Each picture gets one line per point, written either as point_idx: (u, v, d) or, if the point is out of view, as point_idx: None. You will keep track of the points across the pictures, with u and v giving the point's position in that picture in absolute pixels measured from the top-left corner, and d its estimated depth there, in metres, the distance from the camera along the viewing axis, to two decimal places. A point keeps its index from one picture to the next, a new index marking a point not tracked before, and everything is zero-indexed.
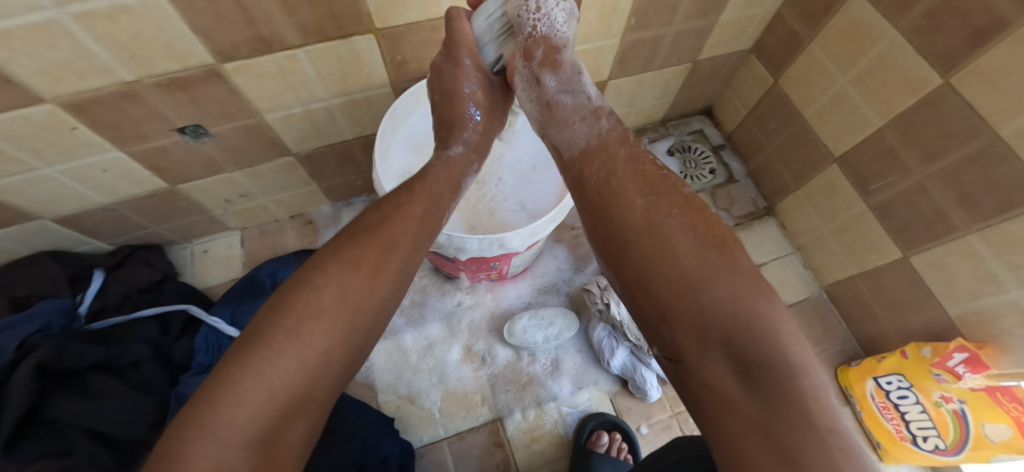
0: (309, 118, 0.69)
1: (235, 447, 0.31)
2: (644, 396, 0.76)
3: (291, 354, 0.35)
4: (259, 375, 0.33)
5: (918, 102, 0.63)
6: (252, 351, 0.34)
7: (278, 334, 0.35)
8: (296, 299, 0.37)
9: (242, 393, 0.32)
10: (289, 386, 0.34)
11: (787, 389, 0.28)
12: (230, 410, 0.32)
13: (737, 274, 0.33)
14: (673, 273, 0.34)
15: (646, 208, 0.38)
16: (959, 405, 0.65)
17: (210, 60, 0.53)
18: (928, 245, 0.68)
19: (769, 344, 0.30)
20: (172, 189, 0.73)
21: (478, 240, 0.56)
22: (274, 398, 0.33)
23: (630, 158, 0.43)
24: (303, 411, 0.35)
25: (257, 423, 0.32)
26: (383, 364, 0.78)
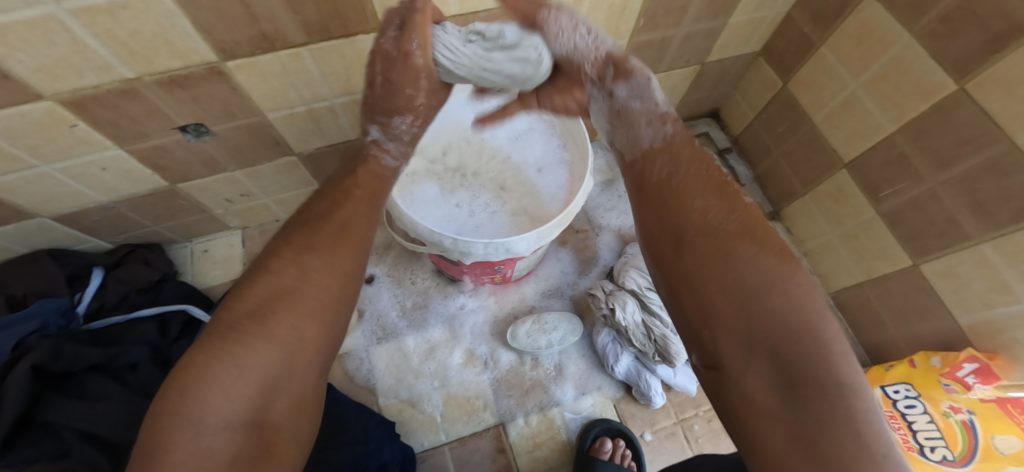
0: (311, 117, 0.68)
1: (217, 433, 0.29)
2: (648, 402, 0.75)
3: (262, 335, 0.33)
4: (237, 359, 0.31)
5: (932, 108, 0.62)
6: (220, 334, 0.32)
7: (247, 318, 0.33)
8: (269, 287, 0.35)
9: (216, 375, 0.30)
10: (270, 367, 0.32)
11: (835, 409, 0.27)
12: (208, 395, 0.30)
13: (796, 284, 0.32)
14: (723, 277, 0.34)
15: (704, 212, 0.38)
16: (968, 416, 0.63)
17: (212, 58, 0.52)
18: (939, 252, 0.67)
19: (820, 356, 0.29)
20: (172, 188, 0.72)
21: (484, 244, 0.55)
22: (253, 380, 0.32)
23: (692, 165, 0.43)
24: (289, 389, 0.33)
25: (236, 404, 0.31)
26: (384, 367, 0.77)
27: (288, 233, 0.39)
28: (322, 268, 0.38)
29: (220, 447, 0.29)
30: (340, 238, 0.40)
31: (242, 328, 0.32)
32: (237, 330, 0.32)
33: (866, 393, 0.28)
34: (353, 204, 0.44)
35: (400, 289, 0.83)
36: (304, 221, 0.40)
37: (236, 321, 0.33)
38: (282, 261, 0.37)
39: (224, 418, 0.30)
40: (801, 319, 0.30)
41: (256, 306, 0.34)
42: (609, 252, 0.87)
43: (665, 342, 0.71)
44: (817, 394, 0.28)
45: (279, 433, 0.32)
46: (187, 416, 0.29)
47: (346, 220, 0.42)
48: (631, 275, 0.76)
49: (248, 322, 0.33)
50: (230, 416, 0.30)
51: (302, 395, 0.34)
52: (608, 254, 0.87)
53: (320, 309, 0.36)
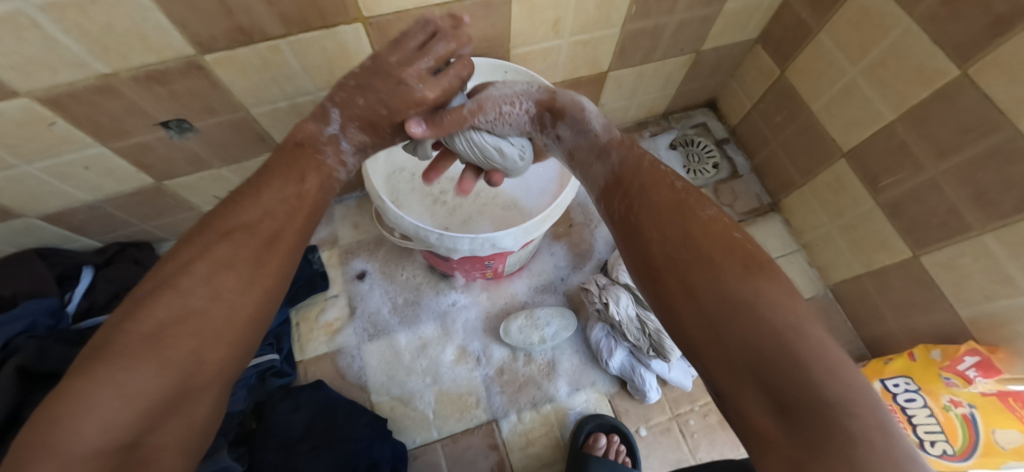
0: (296, 112, 0.67)
1: (87, 460, 0.27)
2: (643, 398, 0.74)
3: (150, 358, 0.31)
4: (115, 381, 0.29)
5: (932, 95, 0.60)
6: (99, 358, 0.29)
7: (132, 340, 0.31)
8: (160, 304, 0.33)
9: (90, 401, 0.28)
10: (158, 387, 0.30)
11: (829, 430, 0.26)
12: (81, 423, 0.27)
13: (763, 297, 0.32)
14: (694, 304, 0.34)
15: (664, 237, 0.38)
16: (969, 410, 0.62)
17: (190, 53, 0.51)
18: (940, 244, 0.65)
19: (801, 374, 0.28)
20: (158, 186, 0.71)
21: (470, 240, 0.53)
22: (137, 404, 0.29)
23: (652, 182, 0.43)
24: (178, 412, 0.32)
25: (111, 431, 0.28)
26: (376, 364, 0.76)
27: (203, 243, 0.37)
28: (240, 288, 0.37)
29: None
30: (267, 252, 0.39)
31: (130, 351, 0.30)
32: (123, 352, 0.30)
33: (860, 406, 0.27)
34: (287, 217, 0.43)
35: (390, 285, 0.82)
36: (225, 231, 0.38)
37: (124, 344, 0.30)
38: (196, 277, 0.35)
39: (95, 443, 0.27)
40: (776, 337, 0.30)
41: (154, 329, 0.32)
42: (604, 246, 0.86)
43: (659, 336, 0.70)
44: (810, 416, 0.27)
45: (161, 455, 0.30)
46: (51, 443, 0.26)
47: (269, 231, 0.41)
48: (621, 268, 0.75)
49: (134, 342, 0.31)
50: (104, 440, 0.28)
51: (194, 420, 0.33)
52: (603, 247, 0.86)
53: (220, 329, 0.34)
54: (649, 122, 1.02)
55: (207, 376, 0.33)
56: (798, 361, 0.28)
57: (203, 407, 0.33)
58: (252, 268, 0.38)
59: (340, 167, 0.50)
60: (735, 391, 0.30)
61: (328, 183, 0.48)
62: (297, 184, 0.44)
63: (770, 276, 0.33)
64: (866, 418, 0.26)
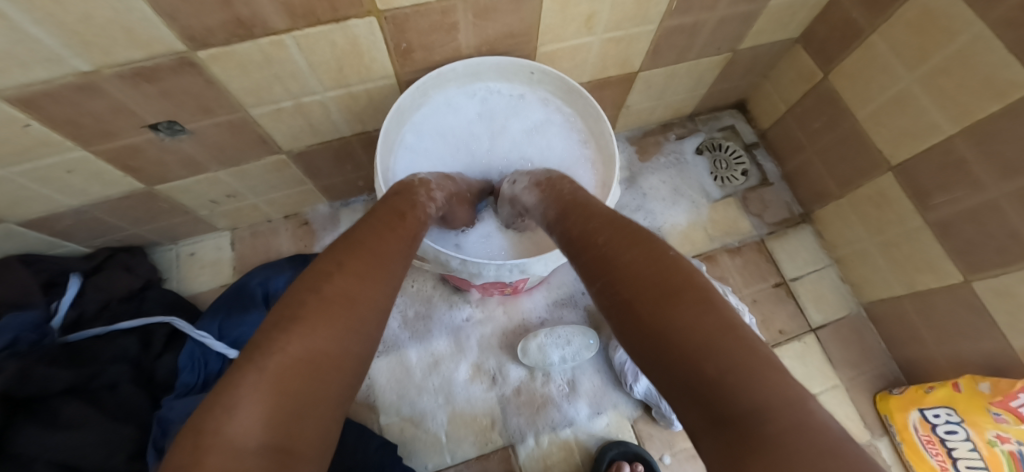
0: (301, 113, 0.61)
1: (253, 460, 0.23)
2: (668, 423, 0.70)
3: (307, 351, 0.27)
4: (276, 371, 0.26)
5: (1003, 109, 0.54)
6: (260, 352, 0.26)
7: (290, 332, 0.28)
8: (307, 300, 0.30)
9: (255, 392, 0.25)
10: (314, 384, 0.27)
11: (756, 444, 0.22)
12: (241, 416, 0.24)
13: (681, 306, 0.28)
14: (626, 323, 0.31)
15: (594, 264, 0.36)
16: (1017, 447, 0.58)
17: (181, 47, 0.45)
18: (997, 270, 0.60)
19: (724, 385, 0.24)
20: (150, 189, 0.65)
21: (496, 266, 0.48)
22: (297, 399, 0.26)
23: (591, 213, 0.42)
24: (325, 418, 0.27)
25: (274, 431, 0.24)
26: (385, 382, 0.72)
27: (334, 252, 0.35)
28: (372, 288, 0.34)
29: None
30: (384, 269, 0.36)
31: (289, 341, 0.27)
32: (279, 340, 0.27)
33: (787, 414, 0.22)
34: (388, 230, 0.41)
35: (400, 298, 0.77)
36: (347, 242, 0.36)
37: (280, 333, 0.28)
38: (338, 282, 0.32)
39: (259, 441, 0.23)
40: (696, 346, 0.26)
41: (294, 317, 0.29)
42: None
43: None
44: (742, 433, 0.22)
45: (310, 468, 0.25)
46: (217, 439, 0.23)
47: (387, 237, 0.39)
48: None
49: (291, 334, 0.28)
50: (267, 440, 0.24)
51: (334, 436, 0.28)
52: None
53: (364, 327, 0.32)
54: (675, 123, 0.95)
55: (349, 381, 0.30)
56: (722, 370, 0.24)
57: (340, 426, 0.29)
58: (382, 272, 0.36)
59: (430, 203, 0.50)
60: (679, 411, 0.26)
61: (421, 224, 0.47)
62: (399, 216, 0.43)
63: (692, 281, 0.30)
64: (797, 424, 0.22)
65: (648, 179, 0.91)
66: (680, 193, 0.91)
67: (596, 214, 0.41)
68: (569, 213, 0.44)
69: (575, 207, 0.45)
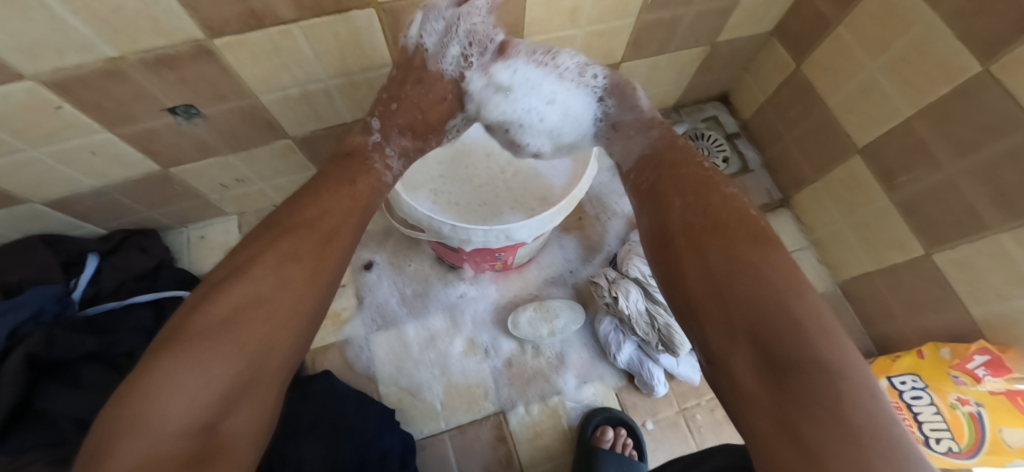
0: (306, 100, 0.66)
1: (173, 440, 0.31)
2: (650, 391, 0.74)
3: (228, 341, 0.35)
4: (203, 365, 0.33)
5: (954, 92, 0.59)
6: (184, 341, 0.34)
7: (214, 325, 0.35)
8: (232, 289, 0.37)
9: (177, 381, 0.32)
10: (234, 374, 0.34)
11: (811, 380, 0.30)
12: (168, 402, 0.31)
13: (774, 268, 0.36)
14: (704, 273, 0.39)
15: (687, 210, 0.43)
16: (976, 408, 0.63)
17: (199, 36, 0.50)
18: (954, 243, 0.65)
19: (801, 336, 0.32)
20: (165, 173, 0.70)
21: (484, 231, 0.53)
22: (215, 386, 0.33)
23: (676, 164, 0.49)
24: (251, 398, 0.35)
25: (195, 412, 0.32)
26: (384, 355, 0.76)
27: (269, 239, 0.41)
28: (304, 281, 0.41)
29: (176, 451, 0.30)
30: (325, 248, 0.44)
31: (212, 334, 0.35)
32: (206, 334, 0.34)
33: (836, 361, 0.31)
34: (340, 210, 0.47)
35: (399, 277, 0.81)
36: (290, 225, 0.43)
37: (205, 328, 0.35)
38: (268, 271, 0.39)
39: (184, 424, 0.31)
40: (776, 297, 0.34)
41: (231, 312, 0.36)
42: (615, 239, 0.85)
43: (668, 331, 0.70)
44: (797, 369, 0.31)
45: (234, 442, 0.33)
46: (143, 421, 0.30)
47: (325, 221, 0.45)
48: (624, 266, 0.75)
49: (211, 327, 0.35)
50: (187, 423, 0.32)
51: (265, 407, 0.36)
52: (614, 240, 0.85)
53: (288, 317, 0.39)
54: (660, 114, 1.00)
55: (274, 363, 0.37)
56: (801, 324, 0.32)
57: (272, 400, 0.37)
58: (320, 265, 0.42)
59: (385, 170, 0.56)
60: (726, 346, 0.35)
61: (376, 186, 0.54)
62: (349, 184, 0.50)
63: (785, 259, 0.37)
64: (849, 374, 0.30)
65: None
66: None
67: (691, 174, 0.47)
68: (660, 161, 0.50)
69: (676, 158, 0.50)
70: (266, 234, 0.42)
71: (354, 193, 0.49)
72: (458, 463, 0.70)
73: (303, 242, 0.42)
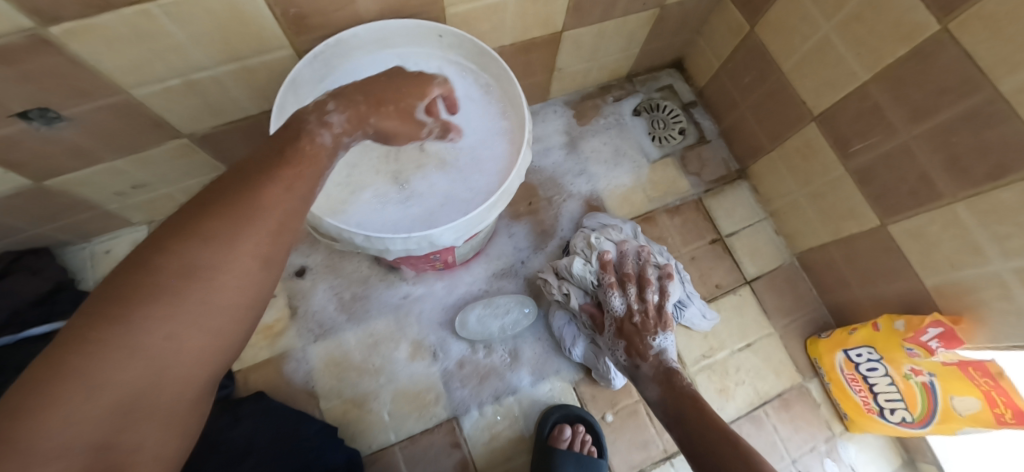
0: (194, 92, 0.56)
1: (56, 459, 0.24)
2: (609, 384, 0.71)
3: (121, 346, 0.27)
4: (94, 376, 0.26)
5: (910, 53, 0.54)
6: (68, 343, 0.26)
7: (100, 323, 0.26)
8: (126, 279, 0.28)
9: (57, 395, 0.25)
10: (130, 386, 0.27)
11: None
12: (45, 420, 0.24)
13: None
14: None
15: None
16: (928, 378, 0.63)
17: (29, 24, 0.40)
18: (909, 213, 0.62)
19: None
20: (40, 185, 0.60)
21: (402, 239, 0.46)
22: (106, 400, 0.26)
23: None
24: (157, 408, 0.29)
25: (83, 428, 0.26)
26: (324, 366, 0.71)
27: (178, 224, 0.31)
28: (229, 284, 0.31)
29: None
30: (252, 229, 0.32)
31: (99, 339, 0.26)
32: (91, 337, 0.26)
33: None
34: (289, 196, 0.34)
35: (336, 280, 0.75)
36: (201, 199, 0.32)
37: (90, 326, 0.26)
38: (176, 259, 0.29)
39: (72, 441, 0.25)
40: None
41: (124, 305, 0.27)
42: (569, 223, 0.81)
43: None
44: None
45: (131, 454, 0.28)
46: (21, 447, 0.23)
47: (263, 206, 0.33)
48: (574, 258, 0.68)
49: (103, 326, 0.26)
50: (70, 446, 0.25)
51: (172, 414, 0.30)
52: (567, 225, 0.81)
53: (206, 318, 0.30)
54: (613, 85, 0.93)
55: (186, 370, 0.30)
56: None
57: (180, 406, 0.31)
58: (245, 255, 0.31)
59: (325, 130, 0.40)
60: None
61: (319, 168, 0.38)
62: (287, 151, 0.36)
63: None
64: None
65: (589, 143, 0.88)
66: (620, 154, 0.88)
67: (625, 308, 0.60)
68: None
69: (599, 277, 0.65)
70: (181, 219, 0.31)
71: (294, 167, 0.36)
72: None
73: (226, 232, 0.31)
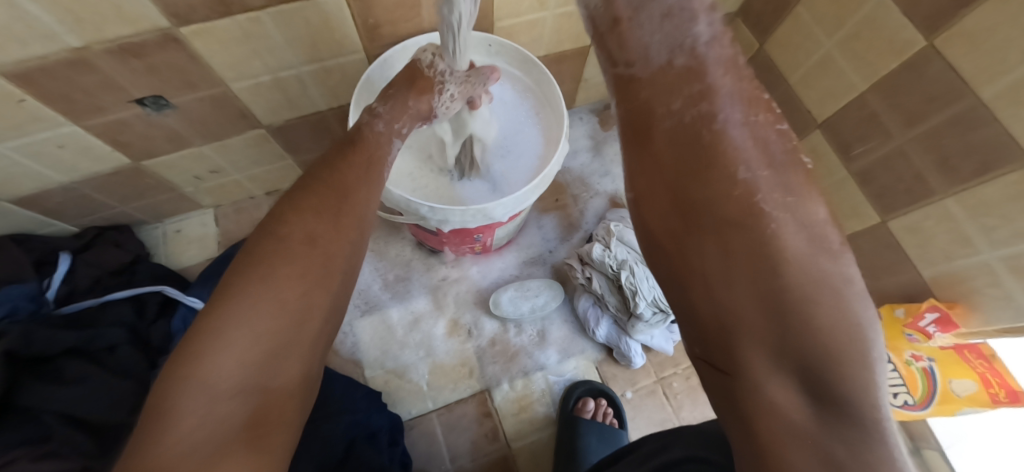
0: (279, 88, 0.65)
1: (232, 396, 0.30)
2: (629, 363, 0.76)
3: (269, 297, 0.34)
4: (248, 322, 0.32)
5: (902, 66, 0.62)
6: (226, 299, 0.33)
7: (252, 279, 0.34)
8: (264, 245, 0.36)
9: (227, 337, 0.31)
10: (269, 340, 0.33)
11: (849, 400, 0.26)
12: (218, 357, 0.30)
13: (780, 254, 0.29)
14: (754, 291, 0.29)
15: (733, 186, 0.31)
16: (928, 363, 0.71)
17: (166, 24, 0.49)
18: (906, 209, 0.68)
19: (831, 356, 0.26)
20: (137, 165, 0.69)
21: (460, 212, 0.54)
22: (262, 344, 0.32)
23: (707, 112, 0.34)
24: (262, 365, 0.32)
25: (246, 371, 0.31)
26: (368, 339, 0.77)
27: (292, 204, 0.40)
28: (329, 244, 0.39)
29: (233, 409, 0.30)
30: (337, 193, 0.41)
31: (252, 287, 0.33)
32: (239, 287, 0.33)
33: (838, 348, 0.26)
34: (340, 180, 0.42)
35: (380, 262, 0.82)
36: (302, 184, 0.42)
37: (246, 281, 0.34)
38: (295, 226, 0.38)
39: (231, 383, 0.31)
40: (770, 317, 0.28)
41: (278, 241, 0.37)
42: (592, 217, 0.88)
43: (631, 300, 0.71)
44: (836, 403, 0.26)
45: (282, 394, 0.33)
46: (201, 389, 0.29)
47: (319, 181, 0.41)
48: (596, 244, 0.75)
49: (253, 282, 0.34)
50: (229, 409, 0.30)
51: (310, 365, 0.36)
52: (591, 219, 0.88)
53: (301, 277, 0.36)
54: None
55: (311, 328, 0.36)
56: (818, 334, 0.27)
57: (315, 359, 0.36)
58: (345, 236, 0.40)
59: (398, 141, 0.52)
60: (759, 372, 0.28)
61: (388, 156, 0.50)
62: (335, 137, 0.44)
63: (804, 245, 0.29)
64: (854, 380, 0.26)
65: (612, 147, 0.96)
66: None
67: (711, 174, 0.33)
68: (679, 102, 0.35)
69: (687, 150, 0.34)
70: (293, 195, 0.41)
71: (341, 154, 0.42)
72: (446, 440, 0.72)
73: (317, 202, 0.40)
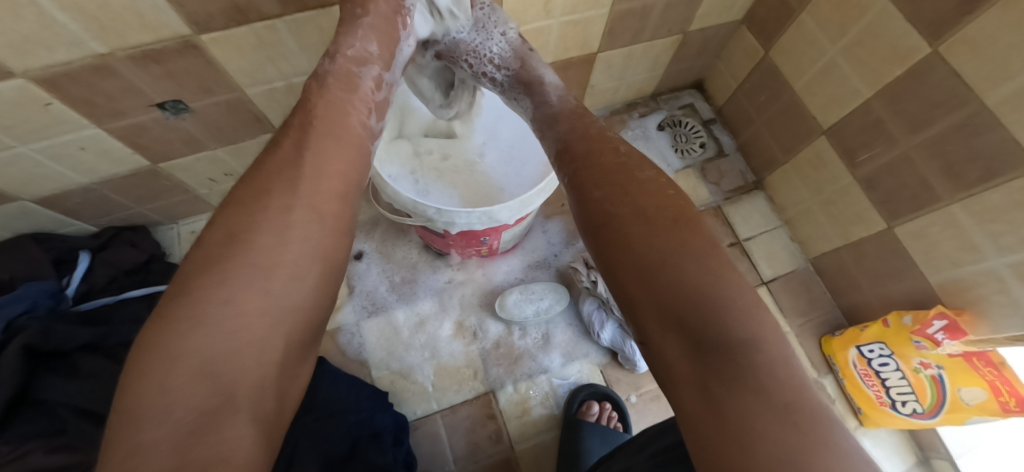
0: (291, 93, 0.68)
1: (183, 417, 0.27)
2: (633, 367, 0.77)
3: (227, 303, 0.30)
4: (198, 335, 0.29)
5: (906, 72, 0.62)
6: (173, 311, 0.29)
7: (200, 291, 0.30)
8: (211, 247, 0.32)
9: (169, 350, 0.28)
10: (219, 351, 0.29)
11: (734, 353, 0.30)
12: (166, 375, 0.27)
13: (667, 243, 0.36)
14: (640, 273, 0.35)
15: (625, 200, 0.39)
16: (937, 371, 0.68)
17: (186, 31, 0.51)
18: (912, 215, 0.68)
19: (708, 315, 0.32)
20: (153, 167, 0.72)
21: (467, 214, 0.55)
22: (211, 354, 0.29)
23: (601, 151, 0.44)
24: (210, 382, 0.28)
25: (194, 391, 0.28)
26: (375, 340, 0.78)
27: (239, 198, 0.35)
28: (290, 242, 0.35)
29: (177, 431, 0.27)
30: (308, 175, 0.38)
31: (191, 301, 0.30)
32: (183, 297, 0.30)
33: (710, 308, 0.32)
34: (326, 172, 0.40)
35: (387, 264, 0.83)
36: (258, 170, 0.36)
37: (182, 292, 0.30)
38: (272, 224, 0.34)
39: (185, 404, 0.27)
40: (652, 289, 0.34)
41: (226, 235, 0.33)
42: None
43: None
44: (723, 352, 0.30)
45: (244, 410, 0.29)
46: (146, 410, 0.26)
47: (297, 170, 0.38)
48: None
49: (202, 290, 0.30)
50: (177, 426, 0.27)
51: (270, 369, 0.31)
52: None
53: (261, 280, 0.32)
54: (638, 103, 1.04)
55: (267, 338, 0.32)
56: (694, 300, 0.32)
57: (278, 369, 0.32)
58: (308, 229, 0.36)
59: None
60: (657, 337, 0.33)
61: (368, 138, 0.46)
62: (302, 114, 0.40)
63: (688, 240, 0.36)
64: (738, 336, 0.30)
65: None
66: None
67: (614, 189, 0.40)
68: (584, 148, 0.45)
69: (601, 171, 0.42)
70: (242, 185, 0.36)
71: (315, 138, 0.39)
72: (451, 441, 0.73)
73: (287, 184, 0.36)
